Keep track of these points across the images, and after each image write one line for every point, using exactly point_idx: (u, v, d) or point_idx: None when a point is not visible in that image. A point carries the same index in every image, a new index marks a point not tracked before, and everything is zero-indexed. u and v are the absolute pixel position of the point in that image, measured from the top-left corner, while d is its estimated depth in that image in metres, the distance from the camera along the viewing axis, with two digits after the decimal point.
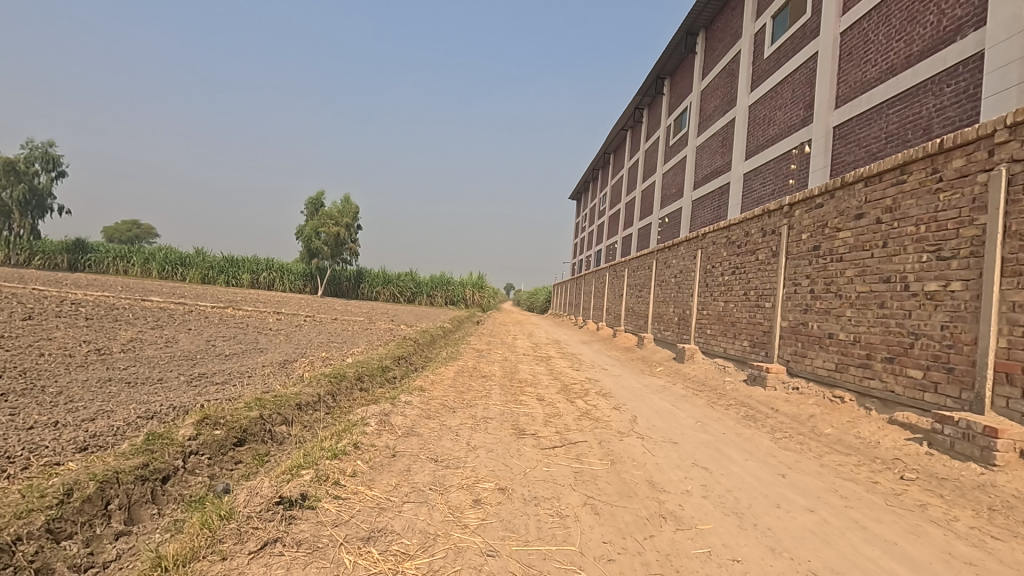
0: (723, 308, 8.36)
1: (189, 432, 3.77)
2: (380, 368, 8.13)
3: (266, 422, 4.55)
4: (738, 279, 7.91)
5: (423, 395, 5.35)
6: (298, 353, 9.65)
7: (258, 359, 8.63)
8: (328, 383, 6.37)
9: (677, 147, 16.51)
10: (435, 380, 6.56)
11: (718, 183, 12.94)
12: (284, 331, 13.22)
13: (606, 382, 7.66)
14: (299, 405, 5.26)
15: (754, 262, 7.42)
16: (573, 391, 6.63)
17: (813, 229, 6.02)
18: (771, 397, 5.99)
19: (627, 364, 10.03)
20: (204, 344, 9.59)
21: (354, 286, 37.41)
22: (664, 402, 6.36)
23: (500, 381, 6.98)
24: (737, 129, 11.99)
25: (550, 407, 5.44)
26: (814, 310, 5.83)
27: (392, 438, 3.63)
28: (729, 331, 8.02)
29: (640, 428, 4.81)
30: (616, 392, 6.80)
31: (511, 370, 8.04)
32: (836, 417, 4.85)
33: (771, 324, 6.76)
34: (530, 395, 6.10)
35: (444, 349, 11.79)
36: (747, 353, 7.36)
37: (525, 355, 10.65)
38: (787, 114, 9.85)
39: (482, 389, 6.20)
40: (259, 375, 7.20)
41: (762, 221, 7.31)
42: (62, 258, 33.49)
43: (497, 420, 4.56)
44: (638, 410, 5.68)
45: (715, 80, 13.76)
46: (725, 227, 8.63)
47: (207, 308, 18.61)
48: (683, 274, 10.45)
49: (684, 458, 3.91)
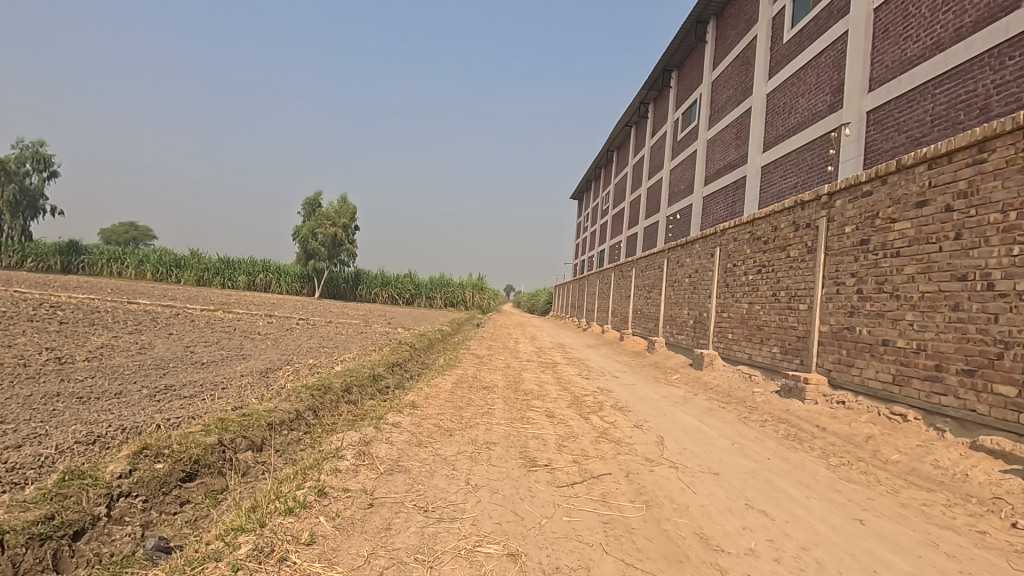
0: (748, 311, 7.62)
1: (117, 468, 3.03)
2: (370, 377, 7.39)
3: (225, 449, 3.81)
4: (765, 278, 7.18)
5: (415, 413, 4.61)
6: (284, 359, 8.91)
7: (237, 367, 7.90)
8: (309, 397, 5.63)
9: (686, 142, 15.80)
10: (430, 392, 5.82)
11: (732, 177, 12.21)
12: (273, 335, 12.51)
13: (620, 393, 6.91)
14: (270, 424, 4.52)
15: (785, 259, 6.69)
16: (584, 404, 5.91)
17: (860, 220, 5.29)
18: (813, 413, 5.25)
19: (639, 371, 9.32)
20: (181, 350, 8.86)
21: (352, 287, 36.75)
22: (689, 417, 5.63)
23: (503, 393, 6.24)
24: (753, 119, 11.27)
25: (563, 427, 4.72)
26: (863, 313, 5.10)
27: (372, 477, 2.89)
28: (755, 336, 7.29)
29: (671, 454, 4.07)
30: (633, 406, 6.06)
31: (515, 379, 7.32)
32: (901, 440, 4.12)
33: (807, 328, 6.04)
34: (538, 410, 5.37)
35: (441, 354, 11.09)
36: (778, 360, 6.63)
37: (528, 361, 9.91)
38: (812, 100, 9.13)
39: (483, 403, 5.46)
40: (234, 387, 6.46)
41: (795, 214, 6.58)
42: (55, 259, 32.98)
43: (503, 447, 3.83)
44: (663, 429, 4.94)
45: (727, 69, 13.04)
46: (748, 222, 7.91)
47: (196, 310, 17.91)
48: (699, 274, 9.71)
49: (734, 497, 3.17)
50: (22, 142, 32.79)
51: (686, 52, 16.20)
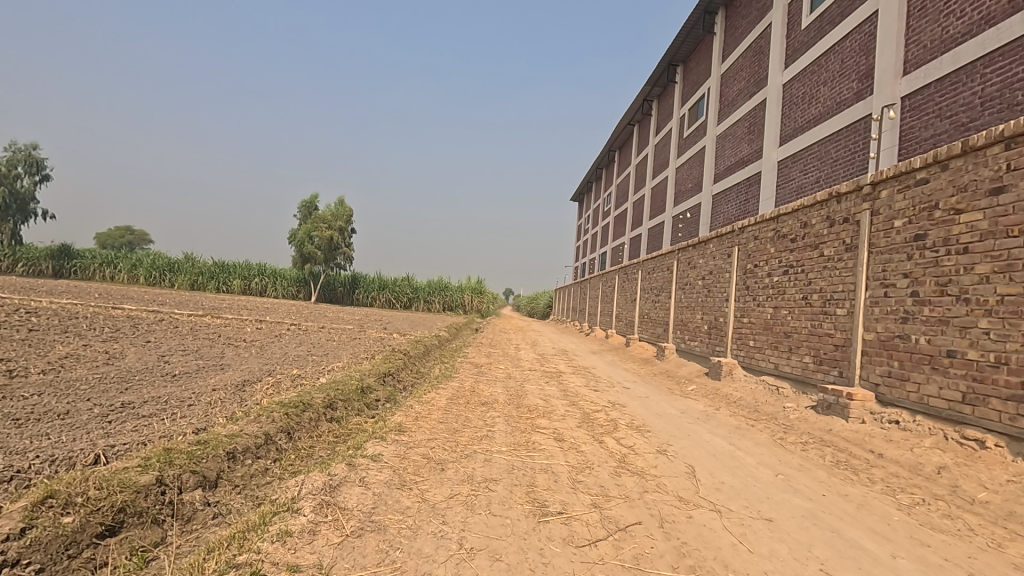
0: (773, 316, 6.93)
1: (3, 530, 2.34)
2: (358, 390, 6.67)
3: (163, 490, 3.12)
4: (793, 280, 6.51)
5: (401, 439, 3.91)
6: (266, 370, 8.19)
7: (212, 379, 7.18)
8: (282, 416, 4.92)
9: (693, 139, 15.14)
10: (421, 410, 5.11)
11: (745, 174, 11.56)
12: (259, 343, 11.79)
13: (635, 408, 6.20)
14: (226, 454, 3.82)
15: (819, 258, 6.01)
16: (596, 423, 5.21)
17: (913, 212, 4.61)
18: (862, 435, 4.55)
19: (650, 381, 8.64)
20: (154, 361, 8.13)
21: (349, 292, 35.72)
22: (716, 439, 4.94)
23: (505, 409, 5.54)
24: (768, 111, 10.61)
25: (575, 456, 4.02)
26: (920, 319, 4.41)
27: (332, 543, 2.19)
28: (782, 344, 6.61)
29: (709, 492, 3.38)
30: (652, 424, 5.37)
31: (517, 393, 6.63)
32: (985, 475, 3.42)
33: (848, 336, 5.35)
34: (545, 432, 4.67)
35: (438, 362, 10.40)
36: (810, 372, 5.95)
37: (531, 371, 9.22)
38: (836, 88, 8.47)
39: (482, 423, 4.76)
40: (202, 404, 5.74)
41: (828, 208, 5.91)
42: (47, 264, 32.28)
43: (505, 486, 3.13)
44: (691, 455, 4.25)
45: (738, 60, 12.41)
46: (771, 218, 7.23)
47: (183, 315, 17.15)
48: (714, 276, 9.03)
49: (804, 560, 2.47)
50: (16, 144, 31.96)
51: (692, 45, 15.54)
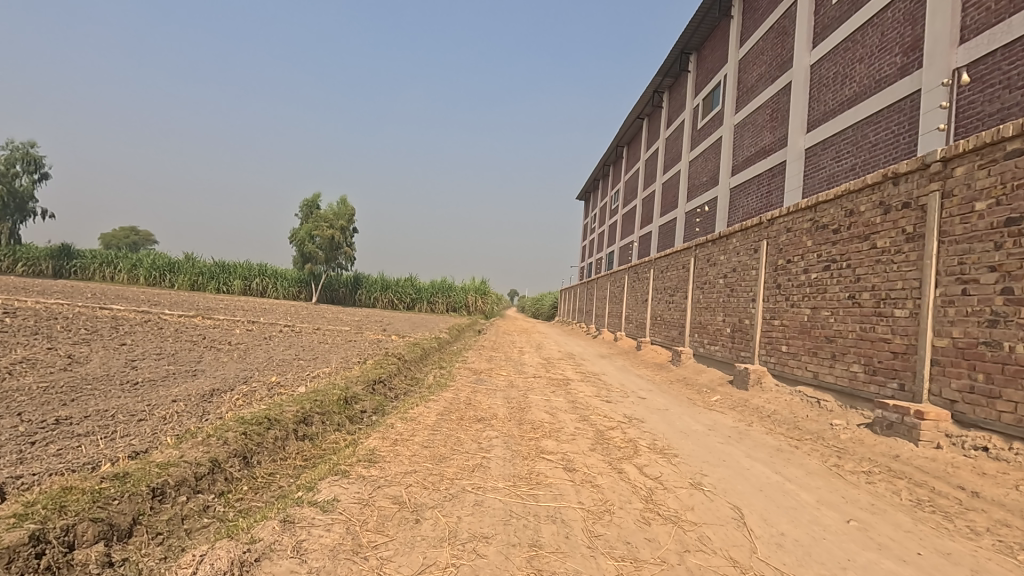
0: (810, 318, 6.09)
1: None
2: (338, 402, 5.87)
3: (37, 552, 2.34)
4: (836, 276, 5.67)
5: (371, 474, 3.09)
6: (243, 378, 7.39)
7: (177, 388, 6.39)
8: (236, 437, 4.11)
9: (708, 130, 14.33)
10: (405, 430, 4.31)
11: (767, 164, 10.72)
12: (245, 346, 11.02)
13: (655, 425, 5.36)
14: (147, 491, 3.03)
15: (871, 251, 5.15)
16: (613, 446, 4.38)
17: (1002, 191, 3.78)
18: (941, 465, 3.71)
19: (668, 390, 7.82)
20: (119, 366, 7.35)
21: (351, 292, 35.06)
22: (759, 465, 4.10)
23: (505, 427, 4.72)
24: (793, 95, 9.76)
25: (590, 495, 3.19)
26: (1016, 322, 3.57)
27: None
28: (823, 350, 5.77)
29: (770, 552, 2.54)
30: (678, 446, 4.53)
31: (520, 405, 5.82)
32: None
33: (911, 341, 4.51)
34: (552, 459, 3.84)
35: (435, 367, 9.62)
36: (860, 384, 5.11)
37: (535, 378, 8.40)
38: (875, 65, 7.61)
39: (476, 447, 3.95)
40: (153, 420, 4.95)
41: (882, 191, 5.07)
42: (46, 264, 31.67)
43: (498, 549, 2.32)
44: (735, 491, 3.41)
45: (759, 43, 11.58)
46: (808, 207, 6.38)
47: (172, 316, 16.39)
48: (738, 273, 8.19)
49: None
50: (12, 143, 31.32)
51: (706, 32, 14.74)
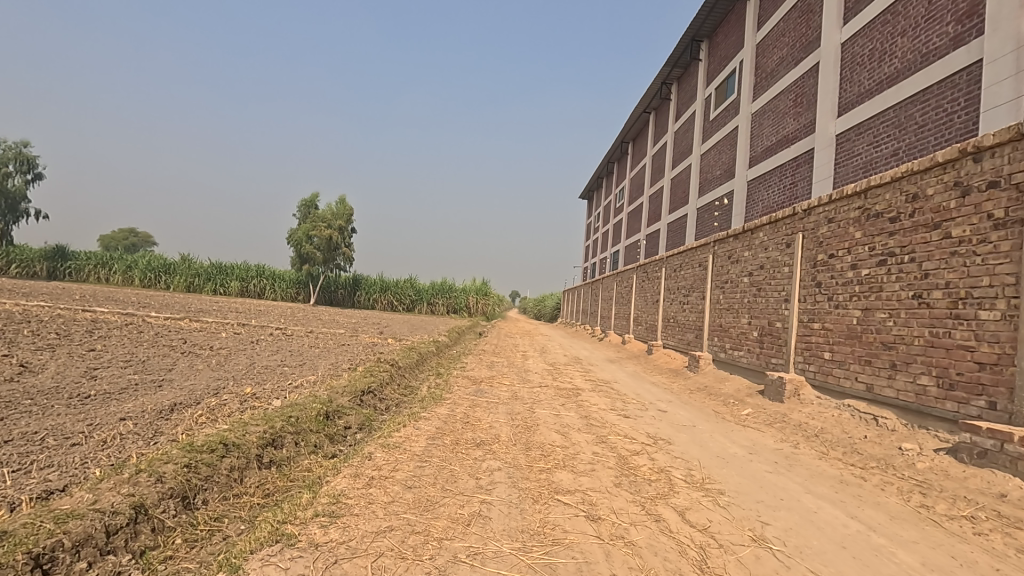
0: (861, 321, 5.28)
1: None
2: (318, 418, 5.07)
3: None
4: (896, 273, 4.84)
5: (327, 540, 2.29)
6: (214, 388, 6.58)
7: (134, 402, 5.56)
8: (174, 472, 3.30)
9: (722, 120, 13.54)
10: (386, 461, 3.50)
11: (791, 153, 9.90)
12: (228, 351, 10.21)
13: (686, 448, 4.55)
14: (23, 562, 2.25)
15: (943, 241, 4.34)
16: (642, 480, 3.56)
17: None
18: None
19: (690, 401, 7.02)
20: (74, 377, 6.51)
21: (349, 294, 34.32)
22: (829, 507, 3.27)
23: (509, 454, 3.92)
24: (822, 76, 8.94)
25: (625, 561, 2.38)
26: None
27: None
28: (879, 359, 4.95)
29: None
30: (721, 479, 3.71)
31: (526, 423, 5.02)
32: None
33: (1004, 350, 3.69)
34: (570, 502, 3.02)
35: (431, 374, 8.82)
36: (931, 401, 4.29)
37: (542, 387, 7.60)
38: (922, 37, 6.79)
39: (474, 486, 3.14)
40: (90, 445, 4.13)
41: (959, 170, 4.25)
42: (40, 266, 30.73)
43: None
44: (815, 552, 2.60)
45: (780, 24, 10.77)
46: (856, 193, 5.55)
47: (159, 318, 15.57)
48: (767, 271, 7.38)
49: None
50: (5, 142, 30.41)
51: (719, 17, 13.95)
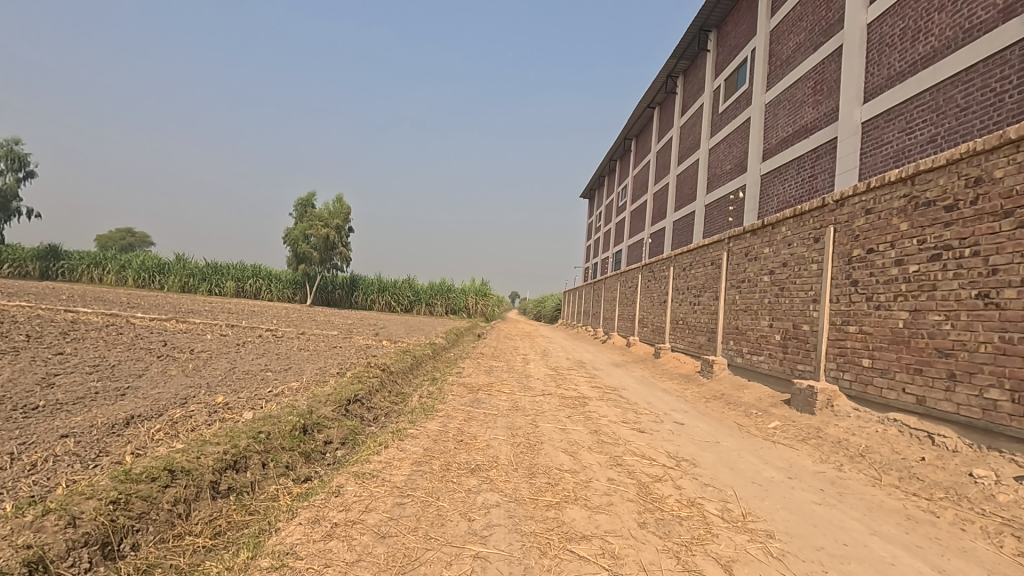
0: (910, 324, 4.63)
1: None
2: (292, 433, 4.42)
3: None
4: (955, 269, 4.20)
5: None
6: (182, 398, 5.92)
7: (85, 414, 4.91)
8: (96, 511, 2.66)
9: (731, 113, 12.93)
10: (358, 498, 2.84)
11: (810, 143, 9.27)
12: (209, 355, 9.54)
13: (715, 472, 3.91)
14: None
15: (1018, 231, 3.71)
16: (672, 518, 2.92)
17: None
18: None
19: (708, 411, 6.38)
20: (26, 386, 5.83)
21: (346, 294, 33.70)
22: (907, 557, 2.62)
23: (510, 483, 3.28)
24: (846, 60, 8.31)
25: None
26: None
27: None
28: (934, 369, 4.31)
29: None
30: (766, 515, 3.07)
31: (529, 441, 4.37)
32: None
33: None
34: (586, 556, 2.38)
35: (425, 381, 8.18)
36: (1004, 419, 3.65)
37: (544, 396, 6.96)
38: (964, 11, 6.18)
39: (467, 532, 2.50)
40: (13, 470, 3.47)
41: None
42: (32, 266, 30.01)
43: None
44: None
45: (796, 8, 10.15)
46: (901, 179, 4.92)
47: (145, 320, 14.92)
48: (791, 268, 6.74)
49: None
50: None
51: (728, 5, 13.34)
